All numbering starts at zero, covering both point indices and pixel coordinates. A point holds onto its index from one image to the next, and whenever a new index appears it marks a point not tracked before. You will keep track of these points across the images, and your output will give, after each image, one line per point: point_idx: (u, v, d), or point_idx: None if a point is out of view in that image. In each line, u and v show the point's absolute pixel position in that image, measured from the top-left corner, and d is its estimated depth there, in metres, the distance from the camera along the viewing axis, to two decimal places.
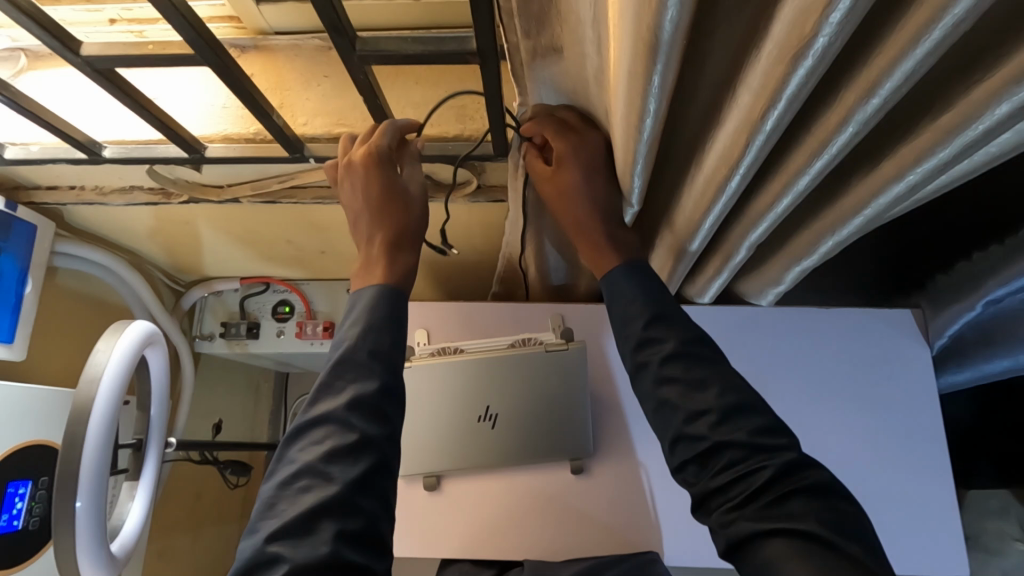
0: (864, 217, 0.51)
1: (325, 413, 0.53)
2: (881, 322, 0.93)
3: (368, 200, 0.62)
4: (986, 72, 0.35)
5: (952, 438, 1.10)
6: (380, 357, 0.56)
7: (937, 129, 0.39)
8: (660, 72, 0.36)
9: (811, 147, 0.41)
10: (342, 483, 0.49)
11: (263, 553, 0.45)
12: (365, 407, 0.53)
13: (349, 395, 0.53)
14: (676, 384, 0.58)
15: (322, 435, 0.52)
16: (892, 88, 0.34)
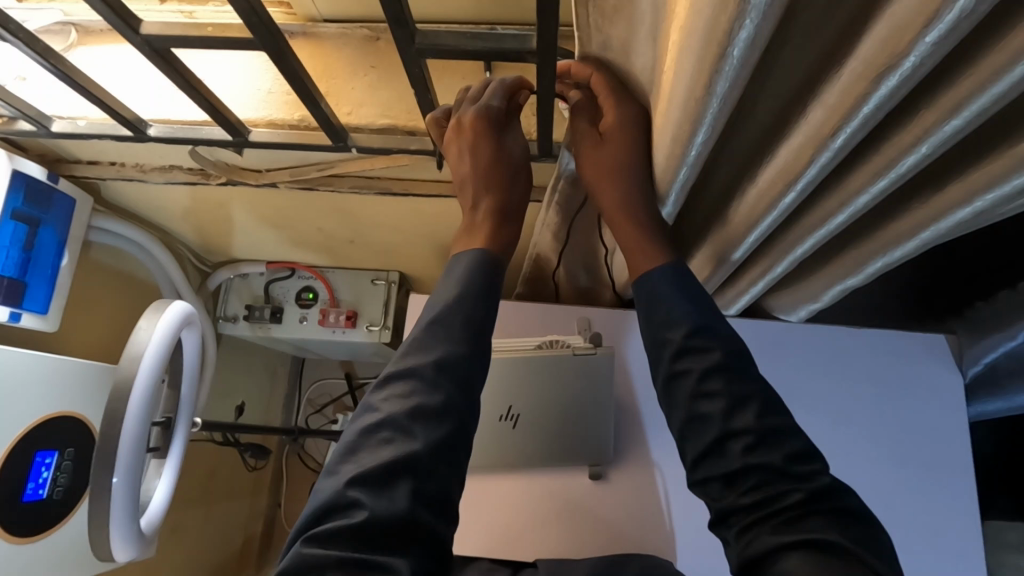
0: (921, 239, 0.50)
1: (415, 359, 0.53)
2: (912, 345, 0.91)
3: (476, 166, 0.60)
4: None
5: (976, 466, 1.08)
6: (468, 321, 0.55)
7: (1013, 155, 0.38)
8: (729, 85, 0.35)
9: (875, 166, 0.40)
10: (427, 440, 0.48)
11: (342, 497, 0.46)
12: (450, 365, 0.52)
13: (431, 352, 0.53)
14: (716, 399, 0.56)
15: (406, 390, 0.51)
16: (975, 112, 0.33)
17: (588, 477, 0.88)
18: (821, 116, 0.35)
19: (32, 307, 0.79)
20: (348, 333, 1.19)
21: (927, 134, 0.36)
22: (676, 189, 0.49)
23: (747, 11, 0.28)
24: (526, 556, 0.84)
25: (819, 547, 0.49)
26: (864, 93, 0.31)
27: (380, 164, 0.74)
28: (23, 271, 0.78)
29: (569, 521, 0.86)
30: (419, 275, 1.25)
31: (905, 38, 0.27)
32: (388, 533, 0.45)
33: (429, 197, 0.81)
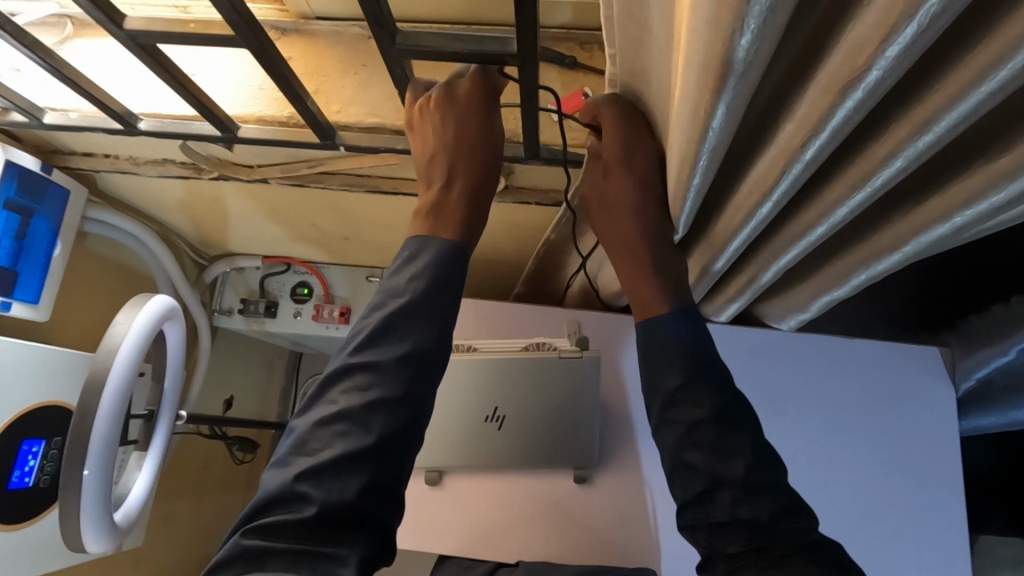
0: (903, 252, 0.49)
1: (376, 339, 0.54)
2: (905, 358, 0.90)
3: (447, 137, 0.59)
4: None
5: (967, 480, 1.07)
6: (434, 314, 0.55)
7: (991, 171, 0.37)
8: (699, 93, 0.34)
9: (852, 179, 0.40)
10: (378, 429, 0.51)
11: (291, 491, 0.49)
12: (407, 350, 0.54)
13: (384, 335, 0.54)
14: (702, 451, 0.57)
15: (362, 384, 0.52)
16: (946, 128, 0.32)
17: (573, 481, 0.88)
18: (793, 127, 0.34)
19: (23, 297, 0.80)
20: (341, 330, 1.19)
21: (900, 148, 0.35)
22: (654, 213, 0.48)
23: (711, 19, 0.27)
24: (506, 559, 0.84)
25: None
26: (832, 107, 0.30)
27: (369, 163, 0.74)
28: (15, 261, 0.79)
29: (550, 525, 0.86)
30: None
31: (869, 51, 0.26)
32: (337, 517, 0.48)
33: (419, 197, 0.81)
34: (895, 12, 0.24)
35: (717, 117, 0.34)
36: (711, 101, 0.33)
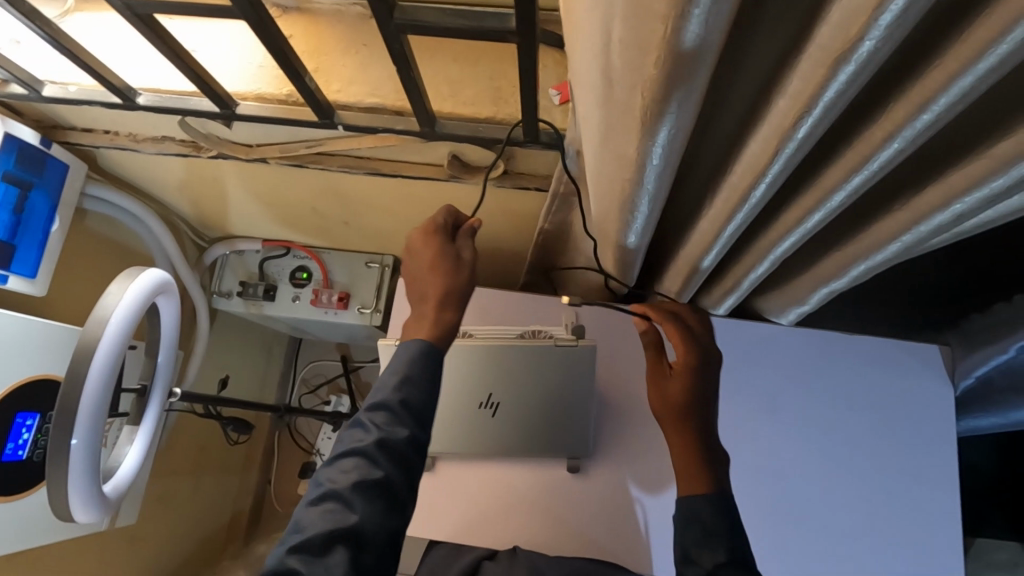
0: (903, 242, 0.49)
1: (350, 450, 0.56)
2: (904, 355, 0.90)
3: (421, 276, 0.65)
4: None
5: (964, 481, 1.07)
6: (410, 408, 0.58)
7: (993, 155, 0.36)
8: None
9: (849, 162, 0.39)
10: (361, 513, 0.52)
11: (282, 564, 0.50)
12: (381, 455, 0.55)
13: (358, 447, 0.56)
14: None
15: (351, 465, 0.55)
16: (944, 107, 0.32)
17: (566, 470, 0.88)
18: (784, 105, 0.34)
19: (20, 270, 0.80)
20: (340, 315, 1.19)
21: (899, 128, 0.34)
22: (648, 205, 0.47)
23: None
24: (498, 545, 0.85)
25: None
26: (825, 83, 0.30)
27: (368, 143, 0.73)
28: (13, 234, 0.78)
29: (542, 514, 0.86)
30: None
31: (860, 21, 0.26)
32: None
33: (419, 180, 0.80)
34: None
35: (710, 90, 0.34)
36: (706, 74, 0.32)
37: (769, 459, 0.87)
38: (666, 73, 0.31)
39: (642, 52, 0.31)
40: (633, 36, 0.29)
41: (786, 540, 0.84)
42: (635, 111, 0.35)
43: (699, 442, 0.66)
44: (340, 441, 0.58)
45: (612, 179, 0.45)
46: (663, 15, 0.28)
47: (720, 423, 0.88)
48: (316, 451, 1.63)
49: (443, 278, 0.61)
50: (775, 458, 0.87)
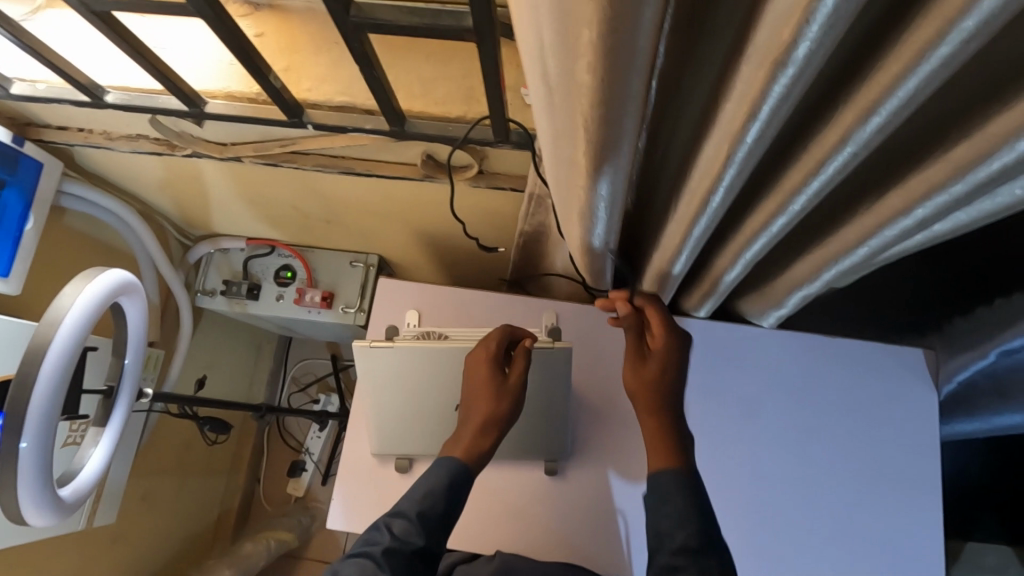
0: (869, 247, 0.48)
1: (362, 551, 0.65)
2: (888, 359, 0.88)
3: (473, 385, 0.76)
4: (1005, 102, 0.32)
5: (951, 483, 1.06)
6: (424, 519, 0.67)
7: (951, 159, 0.36)
8: None
9: (806, 166, 0.38)
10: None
11: None
12: (387, 562, 0.64)
13: (369, 549, 0.65)
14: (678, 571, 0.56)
15: (358, 568, 0.63)
16: (892, 112, 0.31)
17: (544, 472, 0.87)
18: (731, 107, 0.33)
19: None
20: (323, 314, 1.18)
21: (852, 132, 0.33)
22: (605, 210, 0.46)
23: None
24: (475, 548, 0.84)
25: None
26: (767, 85, 0.29)
27: (340, 142, 0.72)
28: None
29: (520, 517, 0.85)
30: (399, 260, 1.25)
31: (794, 22, 0.25)
32: None
33: (393, 179, 0.79)
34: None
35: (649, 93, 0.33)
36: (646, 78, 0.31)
37: (749, 462, 0.86)
38: (600, 76, 0.30)
39: (577, 53, 0.29)
40: (564, 38, 0.29)
41: (765, 543, 0.83)
42: (579, 114, 0.34)
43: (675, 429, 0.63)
44: (358, 541, 0.67)
45: (567, 182, 0.44)
46: (593, 15, 0.26)
47: (701, 427, 0.87)
48: (305, 449, 1.64)
49: (486, 406, 0.73)
50: (755, 463, 0.86)
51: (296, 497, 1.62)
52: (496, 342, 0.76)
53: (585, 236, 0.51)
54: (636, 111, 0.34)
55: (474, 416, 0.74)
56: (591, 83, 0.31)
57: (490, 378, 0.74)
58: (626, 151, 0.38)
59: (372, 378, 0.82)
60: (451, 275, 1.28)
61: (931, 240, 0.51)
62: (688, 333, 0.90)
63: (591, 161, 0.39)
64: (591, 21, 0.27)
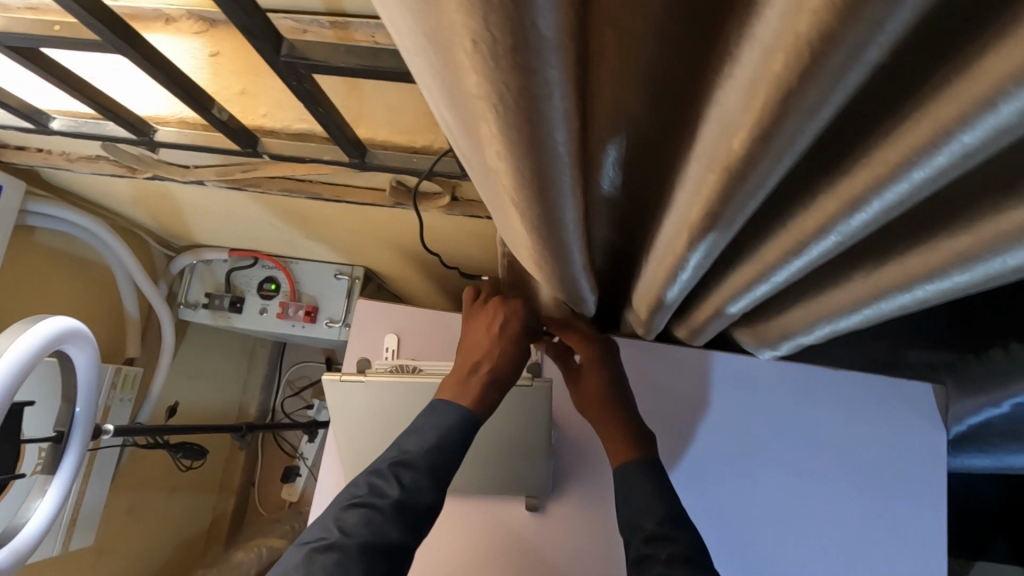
0: (864, 315, 0.43)
1: (365, 499, 0.57)
2: (896, 394, 0.83)
3: (500, 335, 0.63)
4: (1006, 192, 0.27)
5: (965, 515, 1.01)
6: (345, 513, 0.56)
7: (951, 247, 0.31)
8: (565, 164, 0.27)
9: (785, 243, 0.34)
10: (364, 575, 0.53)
11: None
12: (395, 517, 0.56)
13: (375, 500, 0.56)
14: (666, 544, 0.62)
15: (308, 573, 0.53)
16: (880, 205, 0.26)
17: (525, 508, 0.83)
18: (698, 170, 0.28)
19: None
20: (307, 328, 1.15)
21: (840, 217, 0.28)
22: (586, 271, 0.43)
23: (529, 95, 0.21)
24: None
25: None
26: (732, 171, 0.25)
27: (302, 170, 0.68)
28: None
29: (501, 555, 0.81)
30: (385, 272, 1.21)
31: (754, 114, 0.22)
32: None
33: (364, 205, 0.74)
34: (778, 72, 0.19)
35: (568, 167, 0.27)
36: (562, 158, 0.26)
37: (741, 501, 0.82)
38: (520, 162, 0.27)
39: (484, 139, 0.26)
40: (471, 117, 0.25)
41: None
42: (510, 192, 0.30)
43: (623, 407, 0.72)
44: (359, 484, 0.58)
45: (519, 245, 0.40)
46: (487, 109, 0.23)
47: (694, 463, 0.83)
48: (299, 455, 1.63)
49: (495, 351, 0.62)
50: (751, 500, 0.82)
51: (291, 502, 1.61)
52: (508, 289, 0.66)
53: (561, 292, 0.47)
54: (575, 203, 0.31)
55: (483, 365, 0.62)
56: (518, 177, 0.28)
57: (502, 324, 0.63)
58: (574, 234, 0.36)
59: (342, 412, 0.78)
60: (439, 288, 1.24)
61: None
62: (680, 363, 0.86)
63: (541, 244, 0.36)
64: (490, 126, 0.24)
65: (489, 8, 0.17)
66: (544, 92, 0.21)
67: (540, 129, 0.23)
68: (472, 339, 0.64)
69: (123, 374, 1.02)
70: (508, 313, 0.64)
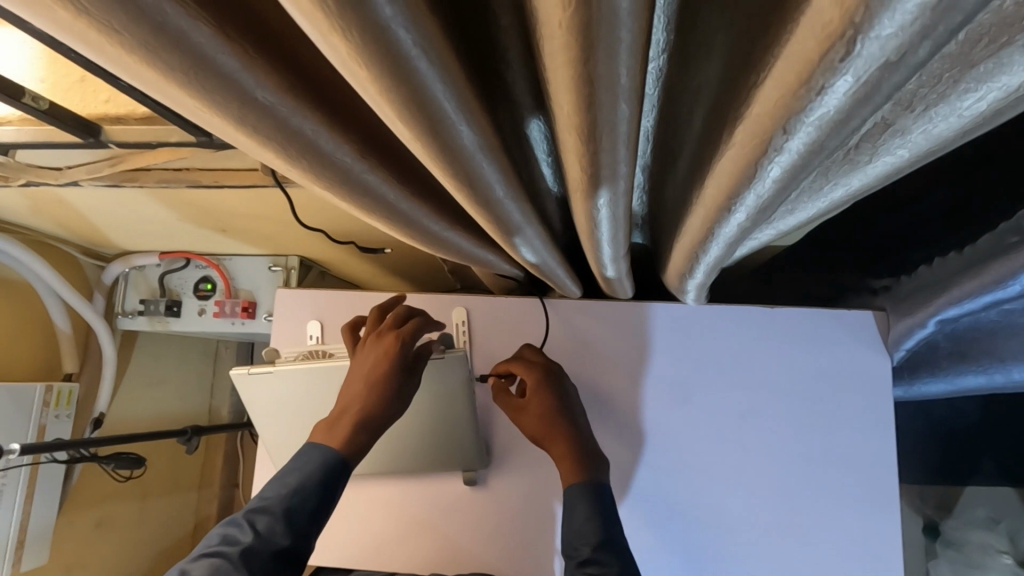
0: (721, 239, 0.39)
1: (215, 550, 0.57)
2: (836, 325, 0.76)
3: (371, 377, 0.64)
4: (762, 66, 0.23)
5: (940, 441, 0.97)
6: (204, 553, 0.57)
7: (736, 146, 0.26)
8: (226, 56, 0.21)
9: (573, 163, 0.29)
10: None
11: None
12: (243, 565, 0.56)
13: (225, 550, 0.57)
14: (597, 567, 0.63)
15: None
16: (603, 95, 0.22)
17: (464, 483, 0.80)
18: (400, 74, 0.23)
19: None
20: (248, 325, 1.12)
21: (589, 126, 0.24)
22: (419, 209, 0.38)
23: None
24: (400, 567, 0.80)
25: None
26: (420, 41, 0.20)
27: (166, 157, 0.63)
28: None
29: (444, 536, 0.80)
30: (322, 260, 1.17)
31: (403, 123, 0.23)
32: None
33: (248, 188, 0.70)
34: None
35: (235, 60, 0.22)
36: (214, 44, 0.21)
37: (684, 461, 0.77)
38: (163, 66, 0.21)
39: (106, 49, 0.20)
40: (61, 27, 0.19)
41: (703, 545, 0.75)
42: (219, 119, 0.25)
43: (572, 427, 0.71)
44: (212, 538, 0.59)
45: (324, 192, 0.35)
46: None
47: (635, 426, 0.78)
48: None
49: (365, 394, 0.63)
50: (686, 452, 0.77)
51: None
52: (391, 322, 0.68)
53: (414, 238, 0.42)
54: (386, 181, 0.33)
55: (354, 407, 0.64)
56: (193, 92, 0.22)
57: (377, 368, 0.65)
58: (370, 171, 0.32)
59: (259, 406, 0.76)
60: (381, 270, 1.20)
61: (841, 190, 0.39)
62: (615, 318, 0.80)
63: (377, 215, 0.37)
64: (86, 22, 0.19)
65: (133, 36, 0.19)
66: (243, 92, 0.23)
67: (277, 124, 0.26)
68: (349, 381, 0.65)
69: (56, 390, 1.01)
70: (382, 353, 0.65)
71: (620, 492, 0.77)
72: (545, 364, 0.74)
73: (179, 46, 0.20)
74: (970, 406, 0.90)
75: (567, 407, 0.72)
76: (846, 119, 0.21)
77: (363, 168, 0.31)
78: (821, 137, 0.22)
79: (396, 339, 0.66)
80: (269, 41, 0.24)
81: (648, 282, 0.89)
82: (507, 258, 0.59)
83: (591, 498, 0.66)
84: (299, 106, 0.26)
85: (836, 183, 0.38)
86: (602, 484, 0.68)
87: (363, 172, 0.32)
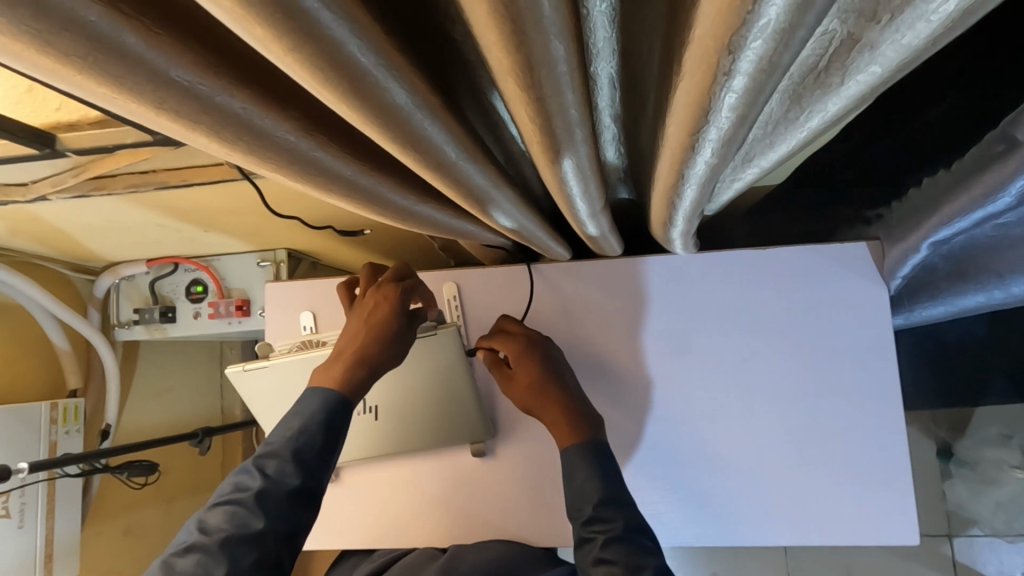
0: (693, 181, 0.37)
1: (230, 498, 0.58)
2: (827, 261, 0.75)
3: (369, 322, 0.64)
4: None
5: (950, 366, 0.96)
6: (221, 499, 0.59)
7: (689, 77, 0.25)
8: (129, 38, 0.20)
9: (522, 114, 0.28)
10: (227, 568, 0.54)
11: None
12: (257, 507, 0.57)
13: (239, 496, 0.58)
14: (602, 524, 0.64)
15: (194, 556, 0.55)
16: (531, 33, 0.20)
17: (472, 455, 0.81)
18: None
19: None
20: (244, 323, 1.11)
21: (526, 70, 0.23)
22: (377, 182, 0.36)
23: None
24: (422, 544, 0.81)
25: (634, 542, 0.63)
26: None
27: (128, 160, 0.62)
28: None
29: (461, 512, 0.80)
30: (310, 250, 1.15)
31: (325, 85, 0.21)
32: (272, 552, 0.57)
33: (219, 183, 0.69)
34: None
35: (139, 40, 0.20)
36: (112, 28, 0.19)
37: (689, 411, 0.77)
38: (59, 54, 0.20)
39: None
40: None
41: (712, 491, 0.76)
42: (133, 104, 0.23)
43: (563, 391, 0.71)
44: (226, 487, 0.60)
45: (274, 176, 0.33)
46: None
47: (636, 382, 0.78)
48: None
49: (363, 336, 0.63)
50: (690, 403, 0.77)
51: None
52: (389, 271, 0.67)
53: (380, 213, 0.40)
54: (336, 156, 0.32)
55: (351, 350, 0.63)
56: (101, 81, 0.21)
57: (375, 313, 0.64)
58: (315, 148, 0.31)
59: (259, 401, 0.76)
60: (371, 254, 1.19)
61: (817, 117, 0.37)
62: (607, 276, 0.79)
63: (334, 193, 0.35)
64: None
65: (17, 21, 0.18)
66: (156, 73, 0.22)
67: (203, 105, 0.24)
68: (348, 325, 0.65)
69: (62, 407, 1.02)
70: (380, 300, 0.65)
71: (625, 447, 0.78)
72: (526, 335, 0.74)
73: (69, 32, 0.19)
74: (976, 326, 0.90)
75: (556, 373, 0.72)
76: (791, 27, 0.20)
77: (308, 144, 0.30)
78: (770, 53, 0.21)
79: (392, 287, 0.65)
80: (181, 19, 0.23)
81: (637, 236, 0.88)
82: (487, 227, 0.58)
83: (591, 460, 0.67)
84: (224, 86, 0.24)
85: (810, 110, 0.37)
86: (601, 443, 0.69)
87: (308, 148, 0.30)
